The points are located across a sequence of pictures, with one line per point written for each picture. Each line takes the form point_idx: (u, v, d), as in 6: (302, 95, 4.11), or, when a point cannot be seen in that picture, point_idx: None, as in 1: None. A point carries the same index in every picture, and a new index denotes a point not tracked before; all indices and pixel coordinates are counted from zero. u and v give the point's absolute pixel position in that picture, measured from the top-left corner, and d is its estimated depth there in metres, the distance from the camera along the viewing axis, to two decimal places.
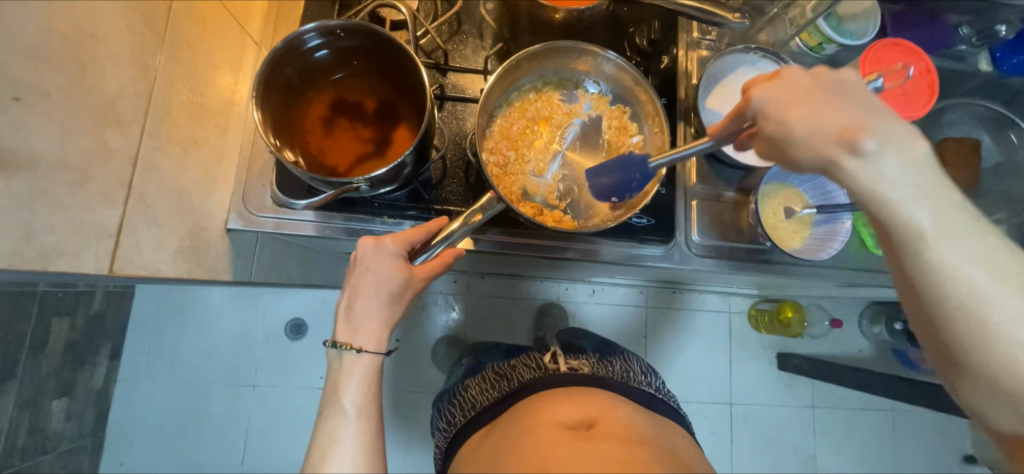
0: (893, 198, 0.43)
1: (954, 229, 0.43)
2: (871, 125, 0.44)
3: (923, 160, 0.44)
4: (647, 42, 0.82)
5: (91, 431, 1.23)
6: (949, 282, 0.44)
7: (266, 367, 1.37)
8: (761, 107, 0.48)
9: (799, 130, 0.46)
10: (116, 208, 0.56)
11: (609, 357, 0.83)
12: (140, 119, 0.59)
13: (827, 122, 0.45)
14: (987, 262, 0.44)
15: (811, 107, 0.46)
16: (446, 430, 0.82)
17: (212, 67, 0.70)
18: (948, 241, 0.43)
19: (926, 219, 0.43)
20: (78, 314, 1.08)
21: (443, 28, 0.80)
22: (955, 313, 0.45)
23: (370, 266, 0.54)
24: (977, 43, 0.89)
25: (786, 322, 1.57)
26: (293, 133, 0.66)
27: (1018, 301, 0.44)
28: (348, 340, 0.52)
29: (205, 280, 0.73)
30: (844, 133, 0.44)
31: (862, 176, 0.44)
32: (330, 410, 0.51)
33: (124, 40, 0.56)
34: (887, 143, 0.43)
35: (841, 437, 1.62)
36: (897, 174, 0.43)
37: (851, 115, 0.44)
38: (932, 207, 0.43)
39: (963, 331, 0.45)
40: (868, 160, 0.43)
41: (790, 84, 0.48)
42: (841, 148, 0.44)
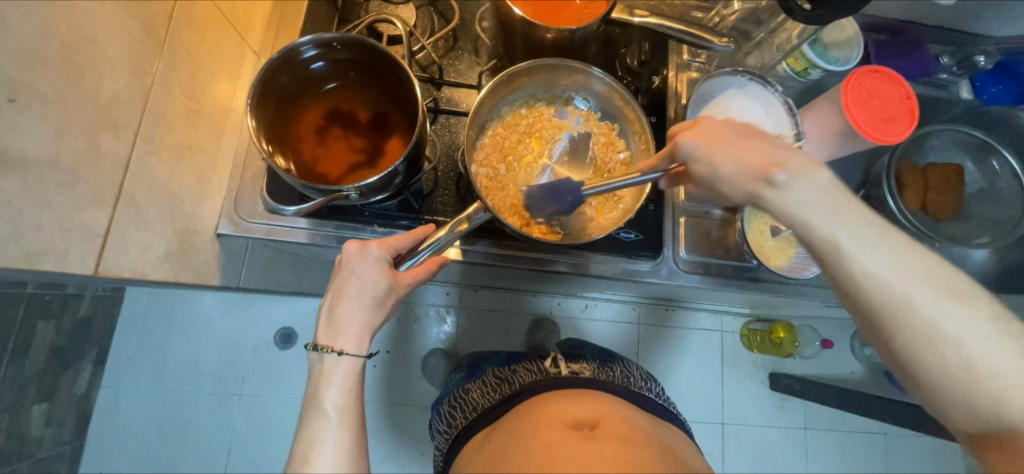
0: (816, 216, 0.46)
1: (878, 243, 0.45)
2: (785, 161, 0.48)
3: (831, 183, 0.47)
4: (637, 62, 0.85)
5: (70, 438, 1.20)
6: (879, 293, 0.45)
7: (253, 376, 1.35)
8: (688, 151, 0.52)
9: (724, 169, 0.50)
10: (106, 209, 0.57)
11: (609, 363, 0.83)
12: (135, 123, 0.60)
13: (744, 159, 0.49)
14: (916, 271, 0.44)
15: (731, 147, 0.50)
16: (447, 433, 0.81)
17: (210, 75, 0.71)
18: (872, 255, 0.45)
19: (846, 234, 0.45)
20: (64, 318, 1.07)
21: (439, 43, 0.82)
22: (894, 325, 0.45)
23: (354, 270, 0.54)
24: (958, 72, 0.92)
25: (778, 342, 1.56)
26: (286, 141, 0.67)
27: (948, 304, 0.44)
28: (329, 343, 0.52)
29: (192, 283, 0.73)
30: (760, 170, 0.48)
31: (782, 203, 0.47)
32: (311, 414, 0.50)
33: (123, 46, 0.58)
34: (799, 174, 0.47)
35: (834, 460, 1.60)
36: (816, 196, 0.47)
37: (765, 153, 0.48)
38: (851, 223, 0.46)
39: (903, 341, 0.45)
40: (785, 190, 0.47)
41: (708, 128, 0.52)
42: (759, 183, 0.48)
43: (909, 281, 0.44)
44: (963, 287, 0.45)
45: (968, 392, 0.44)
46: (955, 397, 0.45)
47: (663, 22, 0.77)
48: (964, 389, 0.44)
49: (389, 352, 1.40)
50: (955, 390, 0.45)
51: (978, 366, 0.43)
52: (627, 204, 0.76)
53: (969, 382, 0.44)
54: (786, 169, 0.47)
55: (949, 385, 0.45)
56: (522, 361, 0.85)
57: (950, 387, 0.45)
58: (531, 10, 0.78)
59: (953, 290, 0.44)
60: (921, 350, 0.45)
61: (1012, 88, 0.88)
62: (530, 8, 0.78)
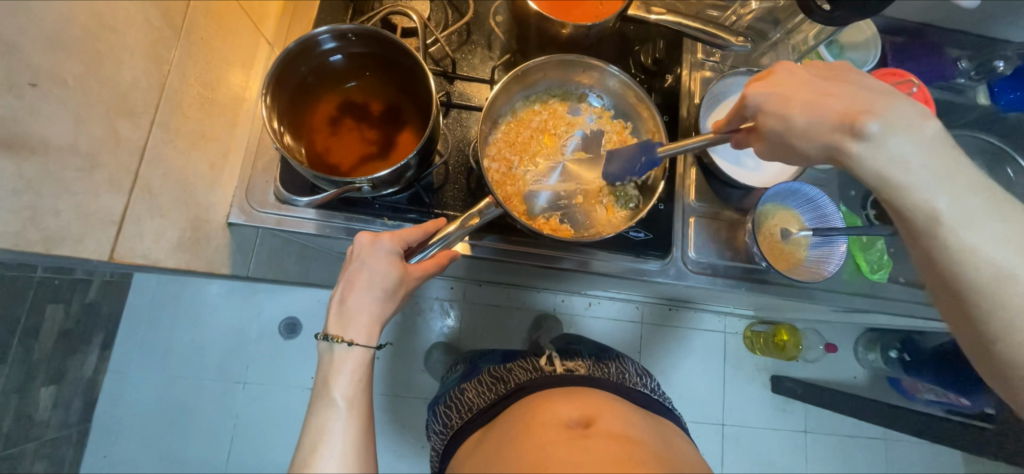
0: (915, 179, 0.45)
1: (980, 213, 0.44)
2: (876, 108, 0.47)
3: (938, 141, 0.46)
4: (651, 61, 0.83)
5: (77, 421, 1.22)
6: (978, 266, 0.44)
7: (257, 365, 1.36)
8: (759, 104, 0.52)
9: (798, 121, 0.50)
10: (122, 195, 0.57)
11: (603, 360, 0.83)
12: (152, 110, 0.60)
13: (825, 112, 0.49)
14: (1019, 246, 0.43)
15: (807, 99, 0.50)
16: (443, 433, 0.81)
17: (224, 64, 0.71)
18: (974, 225, 0.44)
19: (948, 200, 0.44)
20: (73, 301, 1.08)
21: (453, 37, 0.81)
22: (987, 304, 0.44)
23: (366, 262, 0.55)
24: (975, 77, 0.91)
25: (782, 345, 1.57)
26: (300, 132, 0.68)
27: None
28: (339, 333, 0.52)
29: (203, 272, 0.74)
30: (846, 119, 0.47)
31: (870, 156, 0.46)
32: (320, 403, 0.51)
33: (141, 33, 0.58)
34: (893, 123, 0.45)
35: (834, 464, 1.60)
36: (922, 154, 0.45)
37: (852, 102, 0.48)
38: (955, 189, 0.45)
39: (997, 321, 0.44)
40: (875, 141, 0.45)
41: (786, 80, 0.52)
42: (842, 134, 0.47)
43: (1013, 255, 0.43)
44: None
45: None
46: None
47: (679, 20, 0.76)
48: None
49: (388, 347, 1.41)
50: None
51: None
52: (638, 204, 0.76)
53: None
54: (879, 118, 0.45)
55: None
56: (517, 359, 0.85)
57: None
58: (546, 6, 0.77)
59: None
60: (1020, 332, 0.43)
61: None
62: (545, 3, 0.77)
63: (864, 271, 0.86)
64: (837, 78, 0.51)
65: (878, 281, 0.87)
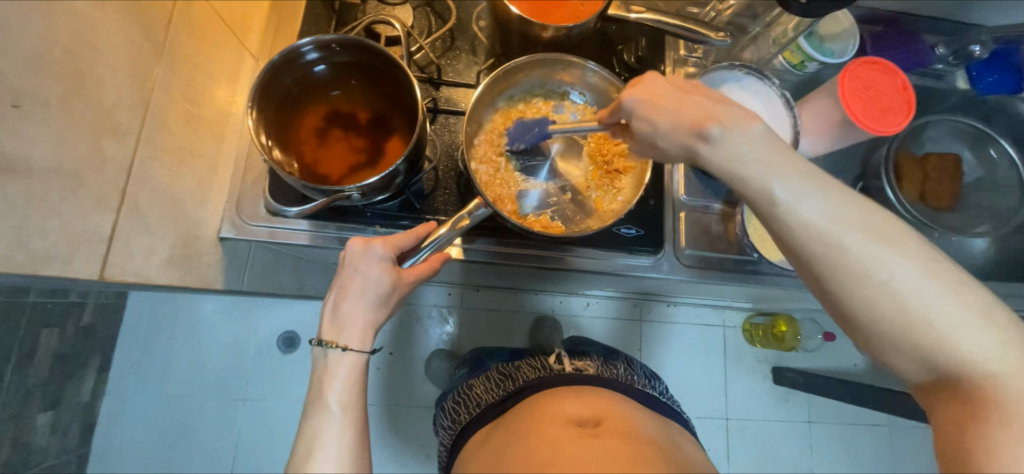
0: (758, 168, 0.46)
1: (812, 191, 0.45)
2: (720, 115, 0.47)
3: (765, 135, 0.46)
4: (634, 58, 0.85)
5: (75, 446, 1.20)
6: (815, 243, 0.45)
7: (257, 380, 1.35)
8: (630, 109, 0.52)
9: (662, 126, 0.49)
10: (110, 213, 0.57)
11: (612, 360, 0.83)
12: (137, 128, 0.60)
13: (682, 116, 0.48)
14: (841, 214, 0.45)
15: (670, 105, 0.49)
16: (451, 428, 0.81)
17: (209, 79, 0.72)
18: (804, 204, 0.45)
19: (782, 184, 0.45)
20: (67, 326, 1.07)
21: (436, 43, 0.82)
22: (833, 275, 0.45)
23: (359, 267, 0.55)
24: (953, 62, 0.93)
25: (780, 336, 1.55)
26: (287, 144, 0.68)
27: (879, 247, 0.44)
28: (333, 338, 0.52)
29: (196, 287, 0.73)
30: (695, 125, 0.47)
31: (716, 158, 0.47)
32: (315, 408, 0.51)
33: (123, 51, 0.58)
34: (734, 129, 0.46)
35: (838, 452, 1.60)
36: (755, 150, 0.46)
37: (702, 108, 0.48)
38: (789, 174, 0.45)
39: (843, 288, 0.45)
40: (719, 144, 0.46)
41: (658, 86, 0.51)
42: (694, 137, 0.47)
43: (842, 228, 0.44)
44: (887, 226, 0.45)
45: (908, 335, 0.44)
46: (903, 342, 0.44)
47: (658, 17, 0.77)
48: (900, 332, 0.44)
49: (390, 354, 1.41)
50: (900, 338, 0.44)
51: (913, 306, 0.43)
52: (626, 196, 0.76)
53: (912, 326, 0.43)
54: (722, 124, 0.46)
55: (891, 329, 0.44)
56: (525, 358, 0.85)
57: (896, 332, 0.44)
58: (528, 9, 0.78)
59: (880, 232, 0.44)
60: (859, 297, 0.44)
61: (1009, 78, 0.89)
62: (526, 7, 0.78)
63: None
64: (697, 89, 0.51)
65: None
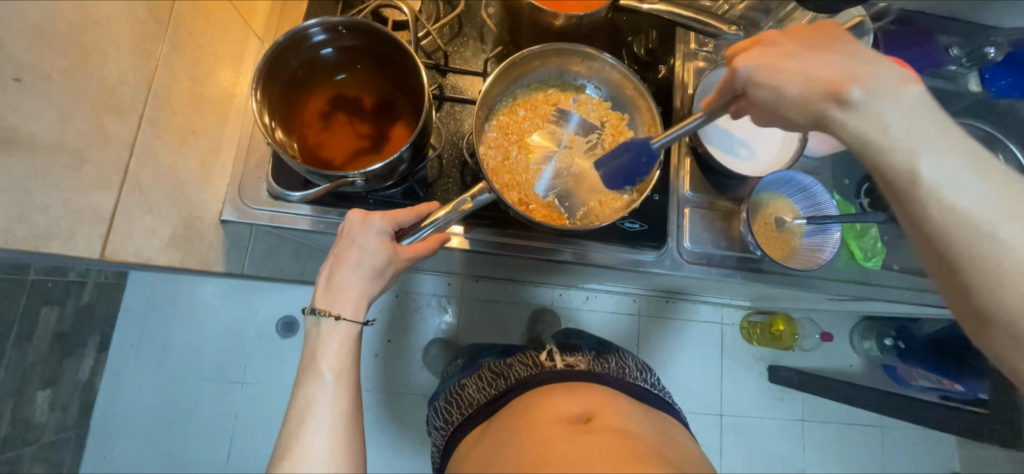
0: (900, 138, 0.43)
1: (963, 165, 0.42)
2: (860, 74, 0.44)
3: (918, 100, 0.44)
4: (644, 51, 0.84)
5: (74, 424, 1.21)
6: (957, 223, 0.42)
7: (255, 364, 1.36)
8: (747, 76, 0.50)
9: (789, 91, 0.47)
10: (111, 192, 0.56)
11: (604, 354, 0.82)
12: (140, 106, 0.59)
13: (814, 78, 0.46)
14: (947, 150, 0.43)
15: (797, 66, 0.47)
16: (443, 429, 0.81)
17: (213, 59, 0.71)
18: (954, 181, 0.42)
19: (934, 155, 0.43)
20: (67, 305, 1.08)
21: (445, 29, 0.81)
22: (971, 262, 0.43)
23: (356, 239, 0.54)
24: (967, 64, 0.93)
25: (777, 335, 1.58)
26: (291, 126, 0.67)
27: (976, 181, 0.42)
28: (326, 307, 0.52)
29: (196, 270, 0.73)
30: (831, 88, 0.45)
31: (861, 121, 0.44)
32: (308, 375, 0.50)
33: (127, 27, 0.57)
34: (878, 95, 0.44)
35: (831, 451, 1.62)
36: (903, 115, 0.43)
37: (839, 66, 0.45)
38: (939, 143, 0.43)
39: (985, 279, 0.42)
40: (859, 109, 0.44)
41: (772, 49, 0.49)
42: (829, 102, 0.45)
43: (998, 211, 0.42)
44: (988, 164, 0.43)
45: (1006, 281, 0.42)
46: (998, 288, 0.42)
47: (670, 9, 0.75)
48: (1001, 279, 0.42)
49: (387, 343, 1.41)
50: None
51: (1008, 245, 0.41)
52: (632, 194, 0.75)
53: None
54: (864, 86, 0.44)
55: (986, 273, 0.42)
56: (517, 355, 0.84)
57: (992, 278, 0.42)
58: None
59: (982, 167, 0.43)
60: (1010, 289, 0.42)
61: (1020, 81, 0.89)
62: None
63: (858, 258, 0.87)
64: (829, 44, 0.47)
65: (872, 268, 0.87)
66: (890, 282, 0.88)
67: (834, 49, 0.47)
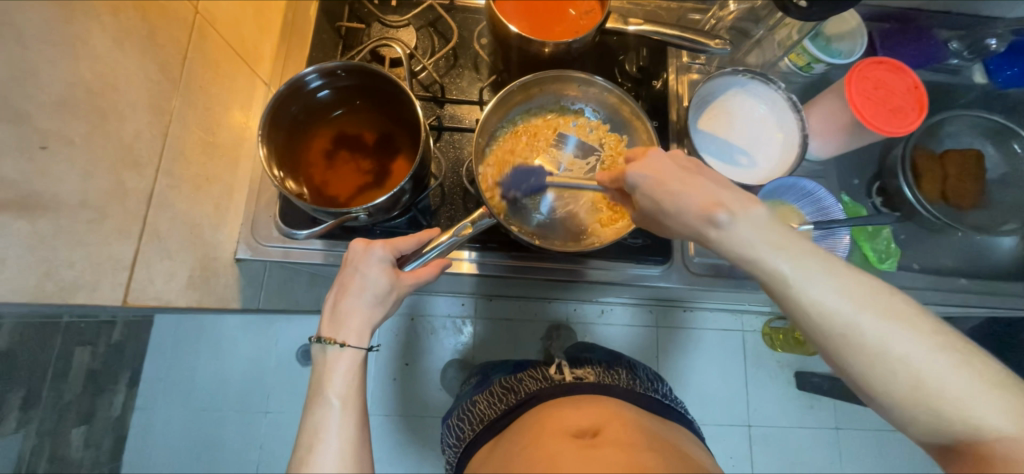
0: (780, 261, 0.45)
1: (847, 289, 0.44)
2: (726, 199, 0.47)
3: (771, 218, 0.46)
4: (636, 68, 0.85)
5: (108, 459, 1.25)
6: (831, 328, 0.44)
7: (278, 393, 1.38)
8: (633, 184, 0.52)
9: (668, 206, 0.49)
10: (131, 242, 0.60)
11: (614, 366, 0.81)
12: (156, 160, 0.63)
13: (688, 199, 0.48)
14: (798, 255, 0.45)
15: (674, 185, 0.49)
16: (456, 446, 0.81)
17: (223, 108, 0.75)
18: (837, 304, 0.44)
19: (817, 284, 0.44)
20: (100, 344, 1.14)
21: (440, 62, 0.84)
22: (866, 374, 0.44)
23: (359, 268, 0.56)
24: (969, 57, 0.91)
25: (802, 340, 1.50)
26: (297, 167, 0.70)
27: (827, 280, 0.44)
28: (332, 335, 0.54)
29: (215, 308, 0.76)
30: (704, 209, 0.47)
31: (727, 243, 0.46)
32: (316, 402, 0.52)
33: (142, 88, 0.61)
34: (742, 214, 0.46)
35: (869, 460, 1.55)
36: (773, 233, 0.45)
37: (706, 191, 0.48)
38: (818, 271, 0.44)
39: (859, 366, 0.44)
40: (727, 230, 0.46)
41: (658, 162, 0.52)
42: (700, 221, 0.47)
43: (852, 309, 0.43)
44: (836, 263, 0.45)
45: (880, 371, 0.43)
46: (876, 377, 0.44)
47: (656, 28, 0.77)
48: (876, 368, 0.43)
49: (404, 365, 1.43)
50: (931, 426, 0.44)
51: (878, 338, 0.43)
52: None
53: (959, 421, 0.43)
54: (727, 209, 0.46)
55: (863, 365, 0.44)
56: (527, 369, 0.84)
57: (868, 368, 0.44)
58: (527, 26, 0.79)
59: (829, 266, 0.45)
60: (878, 374, 0.44)
61: None
62: (525, 24, 0.80)
63: (872, 261, 0.85)
64: (695, 171, 0.51)
65: (886, 271, 0.86)
66: (909, 284, 0.86)
67: (698, 177, 0.49)
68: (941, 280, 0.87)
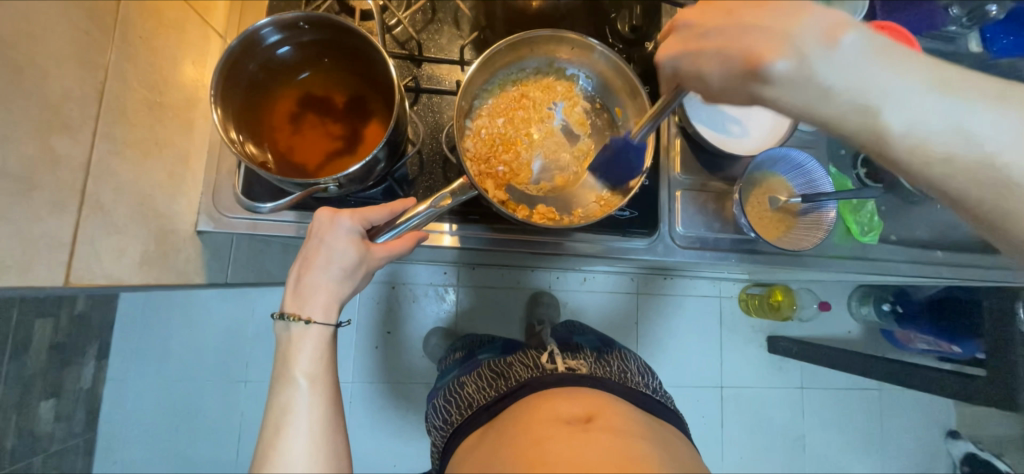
0: (846, 90, 0.41)
1: (929, 91, 0.41)
2: (785, 39, 0.40)
3: (855, 51, 0.40)
4: (629, 28, 0.78)
5: (82, 430, 1.22)
6: (899, 138, 0.42)
7: (257, 363, 1.35)
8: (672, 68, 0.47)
9: (711, 75, 0.44)
10: (70, 215, 0.54)
11: (605, 356, 0.79)
12: (90, 123, 0.56)
13: (731, 58, 0.42)
14: (828, 60, 0.40)
15: (711, 46, 0.44)
16: (442, 429, 0.77)
17: (169, 63, 0.68)
18: (925, 117, 0.41)
19: (899, 103, 0.41)
20: (60, 315, 1.08)
21: (417, 16, 0.77)
22: (958, 187, 0.43)
23: (325, 239, 0.52)
24: (967, 23, 0.87)
25: (776, 305, 1.59)
26: (259, 132, 0.64)
27: (877, 67, 0.41)
28: (296, 311, 0.50)
29: (175, 284, 0.71)
30: (749, 65, 0.42)
31: (792, 96, 0.42)
32: (283, 382, 0.49)
33: (67, 37, 0.53)
34: (803, 59, 0.40)
35: (829, 416, 1.64)
36: (860, 54, 0.41)
37: (755, 40, 0.41)
38: (900, 83, 0.41)
39: (944, 168, 0.42)
40: (785, 82, 0.41)
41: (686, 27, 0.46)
42: (751, 80, 0.42)
43: (911, 97, 0.41)
44: (886, 47, 0.41)
45: (966, 161, 0.42)
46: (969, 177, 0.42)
47: None
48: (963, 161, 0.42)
49: (386, 335, 1.41)
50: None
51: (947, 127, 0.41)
52: None
53: None
54: (786, 56, 0.40)
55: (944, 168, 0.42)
56: (518, 353, 0.81)
57: (951, 169, 0.42)
58: None
59: (878, 52, 0.41)
60: (969, 172, 0.42)
61: None
62: None
63: (855, 233, 0.85)
64: (770, 9, 0.41)
65: (868, 243, 0.86)
66: (885, 256, 0.88)
67: (761, 26, 0.41)
68: (915, 251, 0.88)
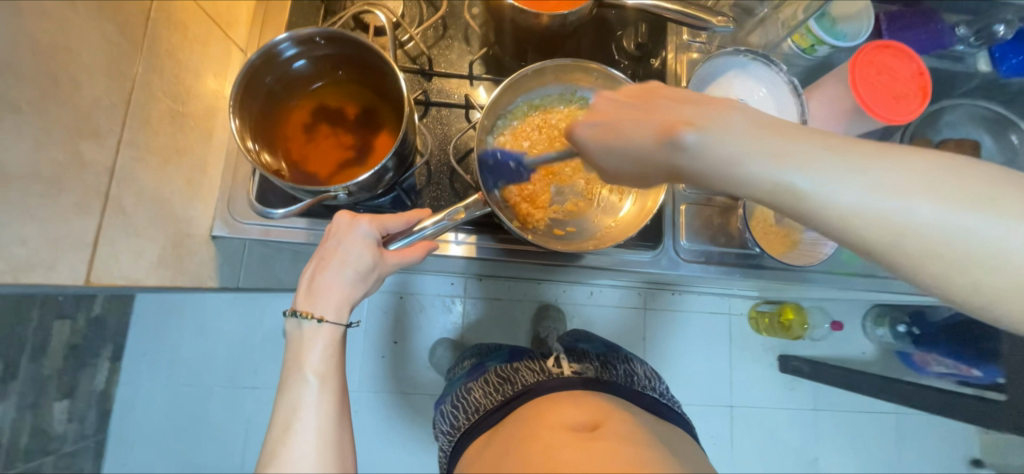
0: (744, 155, 0.39)
1: (843, 163, 0.38)
2: (692, 117, 0.42)
3: (752, 125, 0.40)
4: (635, 45, 0.81)
5: (93, 432, 1.24)
6: (821, 213, 0.38)
7: (265, 369, 1.37)
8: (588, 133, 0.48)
9: (633, 146, 0.45)
10: (93, 218, 0.58)
11: (611, 361, 0.79)
12: (118, 129, 0.61)
13: (649, 127, 0.44)
14: (730, 130, 0.40)
15: (631, 124, 0.46)
16: (450, 433, 0.77)
17: (193, 74, 0.74)
18: (830, 190, 0.37)
19: (812, 173, 0.38)
20: (77, 318, 1.09)
21: (429, 32, 0.80)
22: (903, 261, 0.37)
23: (342, 241, 0.54)
24: (975, 43, 0.87)
25: (786, 325, 1.55)
26: (274, 142, 0.67)
27: (775, 142, 0.39)
28: (308, 308, 0.52)
29: (190, 286, 0.74)
30: (666, 130, 0.43)
31: (706, 163, 0.41)
32: (295, 378, 0.50)
33: (100, 52, 0.58)
34: (710, 131, 0.41)
35: (843, 439, 1.60)
36: (754, 128, 0.40)
37: (665, 114, 0.43)
38: (806, 153, 0.38)
39: (879, 244, 0.37)
40: (693, 150, 0.41)
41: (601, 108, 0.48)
42: (664, 147, 0.43)
43: (824, 170, 0.38)
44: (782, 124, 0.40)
45: (905, 239, 0.36)
46: (909, 257, 0.37)
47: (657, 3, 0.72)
48: (899, 237, 0.37)
49: (392, 345, 1.42)
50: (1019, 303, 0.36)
51: (876, 198, 0.37)
52: (628, 222, 0.73)
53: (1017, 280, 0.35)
54: (693, 128, 0.41)
55: (877, 242, 0.37)
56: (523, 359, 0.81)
57: (890, 247, 0.37)
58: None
59: (773, 129, 0.40)
60: (908, 248, 0.37)
61: None
62: None
63: None
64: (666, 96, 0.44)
65: None
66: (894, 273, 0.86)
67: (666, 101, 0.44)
68: None
